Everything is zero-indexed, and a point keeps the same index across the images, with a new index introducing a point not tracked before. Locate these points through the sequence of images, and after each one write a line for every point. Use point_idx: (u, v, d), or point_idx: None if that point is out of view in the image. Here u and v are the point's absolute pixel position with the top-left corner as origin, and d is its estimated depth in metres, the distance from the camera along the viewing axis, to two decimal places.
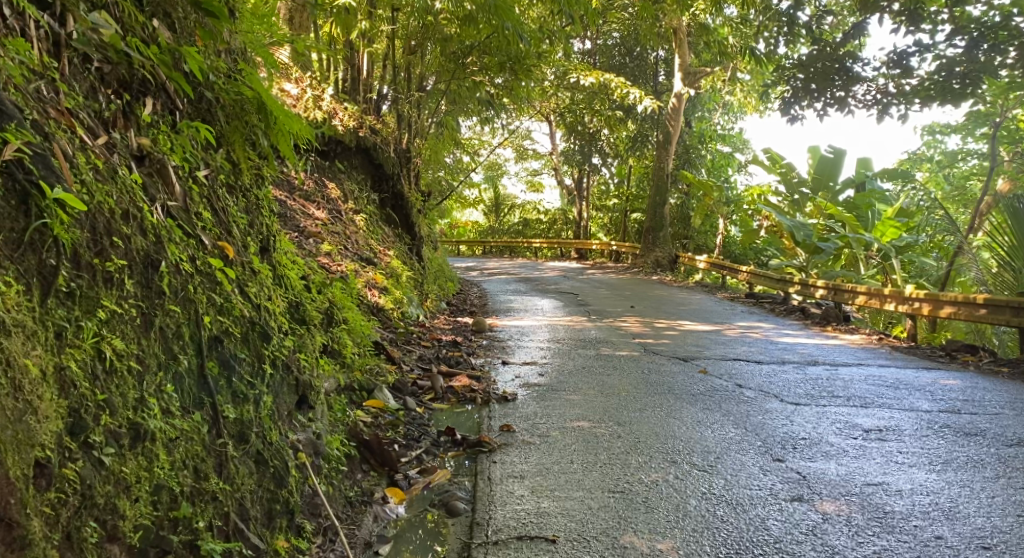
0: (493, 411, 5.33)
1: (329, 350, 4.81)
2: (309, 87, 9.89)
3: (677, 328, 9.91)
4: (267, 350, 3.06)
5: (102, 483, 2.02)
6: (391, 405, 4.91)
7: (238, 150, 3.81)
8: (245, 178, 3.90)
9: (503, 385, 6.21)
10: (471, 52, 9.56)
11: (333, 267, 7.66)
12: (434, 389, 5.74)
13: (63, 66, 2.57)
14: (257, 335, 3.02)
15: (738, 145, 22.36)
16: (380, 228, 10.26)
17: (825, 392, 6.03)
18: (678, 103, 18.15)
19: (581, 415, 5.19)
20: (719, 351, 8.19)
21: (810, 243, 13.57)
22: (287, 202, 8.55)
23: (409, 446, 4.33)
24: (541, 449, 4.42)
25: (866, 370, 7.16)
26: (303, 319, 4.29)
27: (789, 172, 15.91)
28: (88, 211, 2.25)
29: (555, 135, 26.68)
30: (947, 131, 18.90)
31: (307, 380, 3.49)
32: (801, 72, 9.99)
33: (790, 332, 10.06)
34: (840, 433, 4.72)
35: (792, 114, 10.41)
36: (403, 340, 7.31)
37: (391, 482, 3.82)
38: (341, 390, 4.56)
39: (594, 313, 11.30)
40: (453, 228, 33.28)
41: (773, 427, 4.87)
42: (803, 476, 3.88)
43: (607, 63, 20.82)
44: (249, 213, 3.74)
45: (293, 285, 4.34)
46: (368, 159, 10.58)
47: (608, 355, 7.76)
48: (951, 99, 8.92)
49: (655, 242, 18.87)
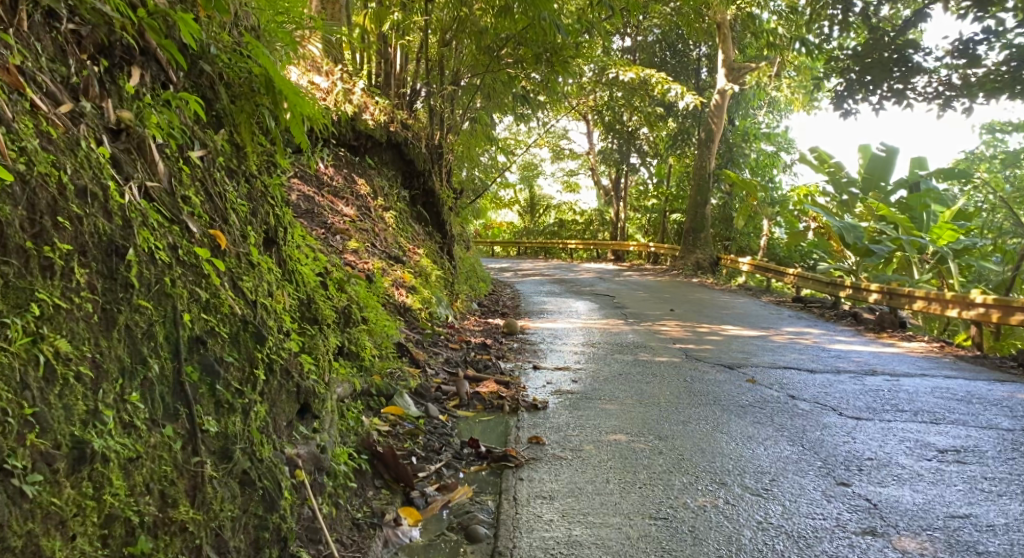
0: (523, 420, 4.92)
1: (345, 353, 4.44)
2: (339, 81, 9.40)
3: (720, 332, 9.43)
4: (261, 353, 2.66)
5: (23, 521, 1.66)
6: (411, 412, 4.54)
7: (245, 131, 3.46)
8: (252, 163, 3.54)
9: (534, 392, 5.80)
10: (507, 43, 8.97)
11: (360, 265, 7.34)
12: (459, 395, 5.35)
13: (20, 20, 2.19)
14: (251, 335, 2.61)
15: (782, 144, 21.64)
16: (411, 225, 9.92)
17: (889, 406, 5.53)
18: (721, 100, 17.78)
19: (617, 427, 4.75)
20: (768, 358, 7.69)
21: (861, 246, 13.04)
22: (315, 197, 8.24)
23: (428, 459, 3.95)
24: (574, 465, 4.01)
25: (931, 381, 6.62)
26: (314, 319, 3.93)
27: (837, 172, 15.36)
28: (26, 183, 1.91)
29: (593, 134, 26.24)
30: (1007, 129, 18.01)
31: (311, 386, 3.10)
32: (854, 63, 9.34)
33: (843, 339, 9.50)
34: (911, 453, 4.24)
35: (846, 108, 9.77)
36: (430, 342, 6.95)
37: (406, 499, 3.44)
38: (357, 397, 4.20)
39: (631, 315, 10.87)
40: (488, 229, 33.06)
41: (834, 446, 4.40)
42: (874, 504, 3.42)
43: (647, 60, 20.32)
44: (254, 201, 3.37)
45: (304, 281, 3.98)
46: (399, 155, 10.31)
47: (647, 360, 7.30)
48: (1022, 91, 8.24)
49: (696, 243, 18.35)
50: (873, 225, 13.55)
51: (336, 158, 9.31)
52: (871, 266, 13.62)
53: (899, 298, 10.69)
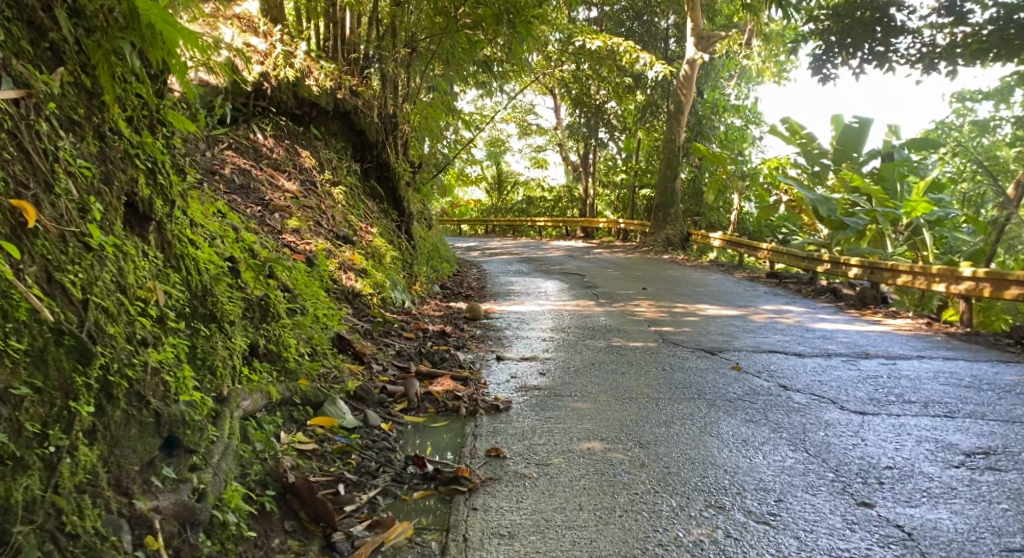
0: (481, 426, 4.20)
1: (258, 353, 3.70)
2: (279, 43, 8.61)
3: (696, 313, 8.79)
4: (88, 378, 2.07)
5: None
6: (345, 423, 3.78)
7: (103, 74, 2.67)
8: (120, 116, 2.79)
9: (495, 388, 5.07)
10: (464, 4, 8.03)
11: (300, 246, 6.54)
12: (409, 396, 4.59)
13: None
14: (60, 346, 2.03)
15: (752, 117, 21.02)
16: (363, 202, 9.05)
17: (894, 396, 4.88)
18: (691, 70, 17.09)
19: (590, 432, 4.05)
20: (751, 340, 7.07)
21: (835, 219, 12.47)
22: (253, 172, 7.48)
23: (361, 486, 3.22)
24: (538, 486, 3.31)
25: (931, 364, 6.02)
26: (208, 315, 3.19)
27: (809, 143, 14.80)
28: None
29: (561, 108, 25.52)
30: (979, 97, 17.66)
31: (178, 412, 2.37)
32: (833, 24, 8.38)
33: (825, 317, 8.90)
34: (936, 458, 3.60)
35: (825, 72, 8.93)
36: (381, 332, 6.23)
37: (326, 545, 2.71)
38: (275, 408, 3.46)
39: (602, 295, 10.19)
40: (455, 208, 32.21)
41: (842, 450, 3.75)
42: (909, 534, 2.82)
43: (614, 30, 19.62)
44: (107, 167, 2.65)
45: (196, 268, 3.23)
46: (349, 125, 9.41)
47: (621, 346, 6.63)
48: (1007, 54, 7.45)
49: (666, 219, 17.69)
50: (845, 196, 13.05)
51: (276, 128, 8.49)
52: (845, 239, 13.09)
53: (882, 272, 10.14)
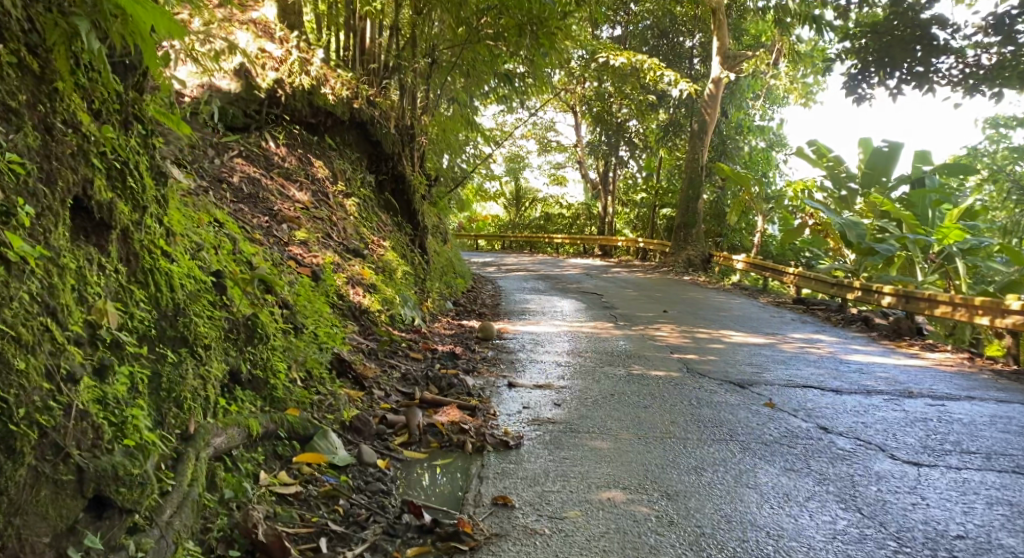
0: (488, 466, 3.75)
1: (240, 380, 3.29)
2: (296, 49, 8.15)
3: (722, 340, 8.29)
4: None
5: None
6: (335, 460, 3.33)
7: (60, 57, 2.29)
8: (81, 107, 2.42)
9: (506, 421, 4.61)
10: (485, 13, 7.71)
11: (306, 259, 6.14)
12: (410, 428, 4.14)
13: None
14: None
15: (777, 139, 20.50)
16: (376, 214, 8.68)
17: (948, 444, 4.39)
18: (716, 89, 16.58)
19: (610, 479, 3.60)
20: (783, 372, 6.57)
21: (864, 245, 11.91)
22: (262, 180, 7.11)
23: (346, 541, 2.79)
24: (554, 547, 2.86)
25: (982, 407, 5.50)
26: (178, 338, 2.78)
27: (836, 166, 14.31)
28: None
29: (581, 125, 25.08)
30: (1013, 122, 17.10)
31: (115, 464, 2.13)
32: (871, 42, 7.95)
33: (859, 348, 8.37)
34: (1013, 527, 3.13)
35: (860, 92, 8.47)
36: (387, 352, 5.80)
37: None
38: (253, 445, 3.03)
39: (621, 317, 9.72)
40: (473, 222, 31.80)
41: (900, 511, 3.28)
42: None
43: (638, 48, 19.22)
44: (51, 164, 2.28)
45: (167, 281, 2.83)
46: (364, 134, 9.05)
47: (642, 375, 6.15)
48: None
49: (687, 239, 17.21)
50: (875, 222, 12.54)
51: (288, 136, 8.12)
52: (873, 266, 12.56)
53: (916, 301, 9.61)
